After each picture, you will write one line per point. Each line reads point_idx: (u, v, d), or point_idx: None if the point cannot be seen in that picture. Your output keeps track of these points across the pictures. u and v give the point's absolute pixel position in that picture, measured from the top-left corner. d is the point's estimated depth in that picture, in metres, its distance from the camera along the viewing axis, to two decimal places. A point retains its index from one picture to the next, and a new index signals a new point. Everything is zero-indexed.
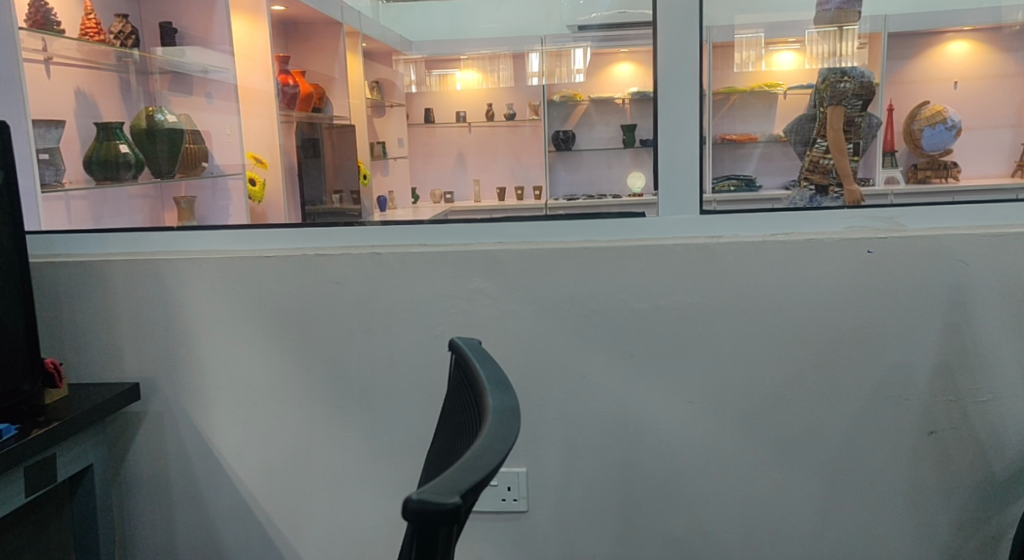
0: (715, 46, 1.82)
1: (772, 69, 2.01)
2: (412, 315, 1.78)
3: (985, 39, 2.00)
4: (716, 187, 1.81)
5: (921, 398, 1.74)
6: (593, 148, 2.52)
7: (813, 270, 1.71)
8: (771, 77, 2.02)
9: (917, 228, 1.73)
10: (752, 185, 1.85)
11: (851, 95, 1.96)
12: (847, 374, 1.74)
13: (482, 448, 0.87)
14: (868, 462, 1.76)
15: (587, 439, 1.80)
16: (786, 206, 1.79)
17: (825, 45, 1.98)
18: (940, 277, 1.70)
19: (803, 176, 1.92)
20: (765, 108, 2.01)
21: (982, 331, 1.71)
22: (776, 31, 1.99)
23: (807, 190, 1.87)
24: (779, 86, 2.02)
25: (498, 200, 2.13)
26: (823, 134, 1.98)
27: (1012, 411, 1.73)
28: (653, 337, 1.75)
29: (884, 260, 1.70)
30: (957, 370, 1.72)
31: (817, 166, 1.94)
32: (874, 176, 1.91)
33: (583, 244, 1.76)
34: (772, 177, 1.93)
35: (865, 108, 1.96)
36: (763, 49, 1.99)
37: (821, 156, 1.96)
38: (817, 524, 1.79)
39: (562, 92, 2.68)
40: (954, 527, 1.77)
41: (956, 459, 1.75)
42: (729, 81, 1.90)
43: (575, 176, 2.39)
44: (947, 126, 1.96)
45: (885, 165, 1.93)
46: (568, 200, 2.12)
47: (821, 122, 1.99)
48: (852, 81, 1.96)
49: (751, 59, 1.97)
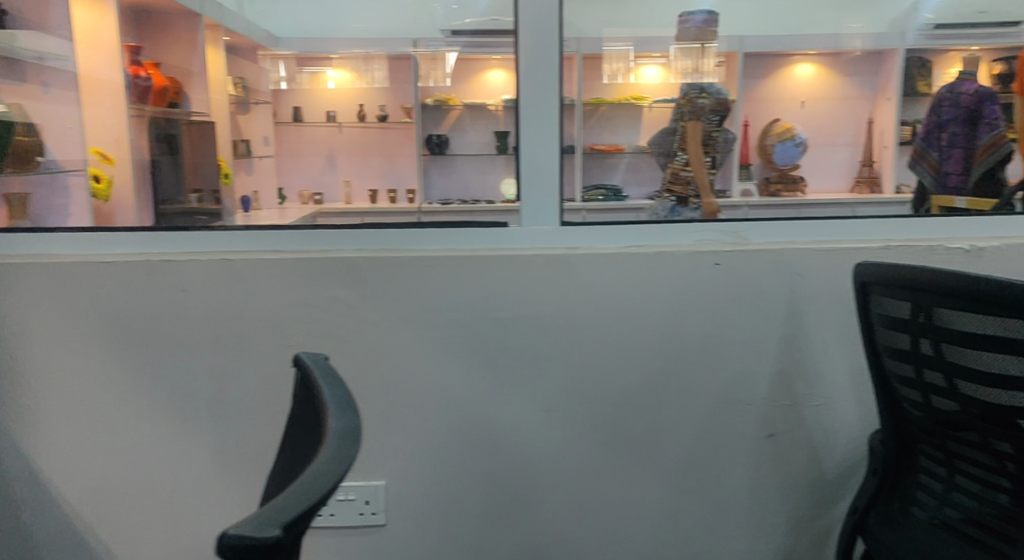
0: (586, 55, 1.98)
1: (639, 82, 2.25)
2: (264, 324, 1.72)
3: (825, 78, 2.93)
4: (586, 196, 1.86)
5: (761, 404, 1.82)
6: (468, 152, 2.46)
7: (663, 282, 1.77)
8: (638, 88, 2.26)
9: (761, 243, 1.81)
10: (620, 195, 1.97)
11: (709, 111, 2.08)
12: (695, 381, 1.80)
13: (315, 474, 0.86)
14: (713, 466, 1.84)
15: (445, 449, 1.79)
16: (649, 218, 1.85)
17: (688, 61, 2.17)
18: (780, 289, 1.78)
19: (665, 189, 2.00)
20: (632, 120, 2.29)
21: (816, 338, 1.81)
22: (644, 46, 2.27)
23: (668, 201, 1.95)
24: (645, 97, 2.25)
25: (370, 202, 2.14)
26: (683, 148, 2.05)
27: (843, 413, 1.83)
28: (510, 346, 1.76)
29: (730, 273, 1.77)
30: (794, 376, 1.81)
31: (677, 178, 2.00)
32: (731, 187, 2.04)
33: (442, 252, 1.75)
34: (640, 188, 2.05)
35: (721, 123, 2.10)
36: (631, 61, 2.27)
37: (681, 168, 2.02)
38: (666, 528, 1.85)
39: (437, 94, 2.62)
40: (790, 525, 1.87)
41: (792, 460, 1.84)
42: (598, 91, 2.13)
43: (448, 180, 2.41)
44: (797, 143, 2.68)
45: (742, 177, 2.14)
46: (441, 205, 2.12)
47: (681, 136, 2.07)
48: (710, 97, 2.09)
49: (620, 71, 2.22)
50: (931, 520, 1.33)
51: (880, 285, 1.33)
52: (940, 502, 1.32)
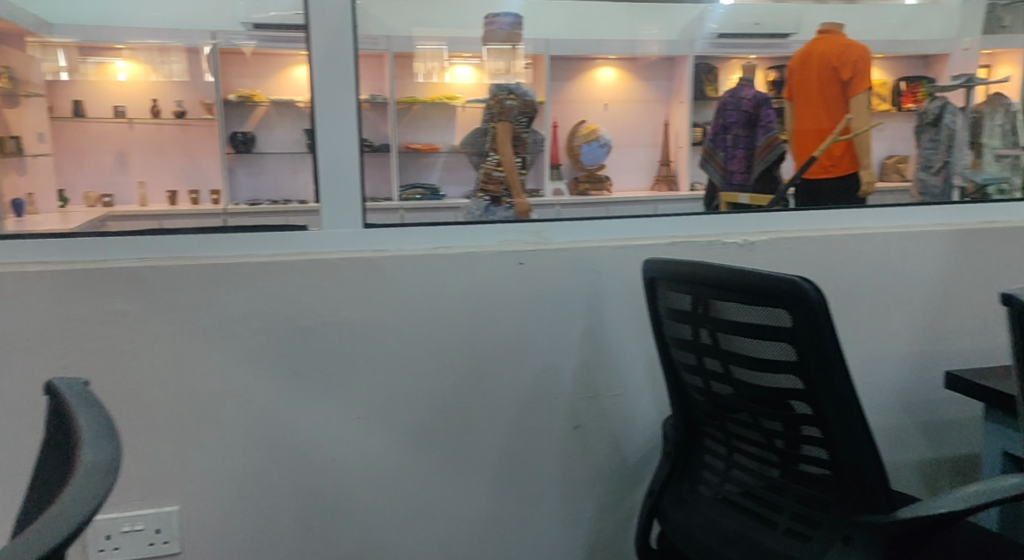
0: (397, 56, 2.20)
1: (453, 82, 2.47)
2: (36, 342, 1.58)
3: (625, 78, 3.10)
4: (404, 196, 1.94)
5: (566, 398, 1.86)
6: (278, 151, 2.35)
7: (468, 283, 1.77)
8: (453, 89, 2.46)
9: (561, 241, 1.85)
10: (437, 194, 2.04)
11: (518, 111, 2.24)
12: (502, 379, 1.82)
13: (55, 516, 0.78)
14: (523, 462, 1.86)
15: (247, 465, 1.71)
16: (465, 218, 1.88)
17: (498, 64, 2.46)
18: (580, 285, 1.83)
19: (479, 189, 2.05)
20: (446, 120, 2.42)
21: (615, 332, 1.87)
22: (456, 47, 2.52)
23: (482, 201, 2.00)
24: (459, 97, 2.44)
25: (170, 206, 2.07)
26: (496, 148, 2.16)
27: (642, 402, 1.91)
28: (313, 354, 1.71)
29: (533, 271, 1.80)
30: (596, 368, 1.87)
31: (490, 178, 2.07)
32: (544, 188, 2.15)
33: (237, 259, 1.67)
34: (456, 187, 2.11)
35: (529, 125, 2.25)
36: (445, 61, 2.51)
37: (494, 168, 2.11)
38: (478, 527, 1.86)
39: (240, 92, 2.69)
40: (597, 514, 1.93)
41: (597, 450, 1.90)
42: (411, 92, 2.32)
43: (258, 181, 2.26)
44: (601, 144, 2.81)
45: (552, 178, 2.24)
46: (250, 207, 2.03)
47: (493, 137, 2.18)
48: (518, 99, 2.25)
49: (435, 70, 2.49)
50: (715, 496, 1.42)
51: (665, 279, 1.40)
52: (722, 479, 1.42)
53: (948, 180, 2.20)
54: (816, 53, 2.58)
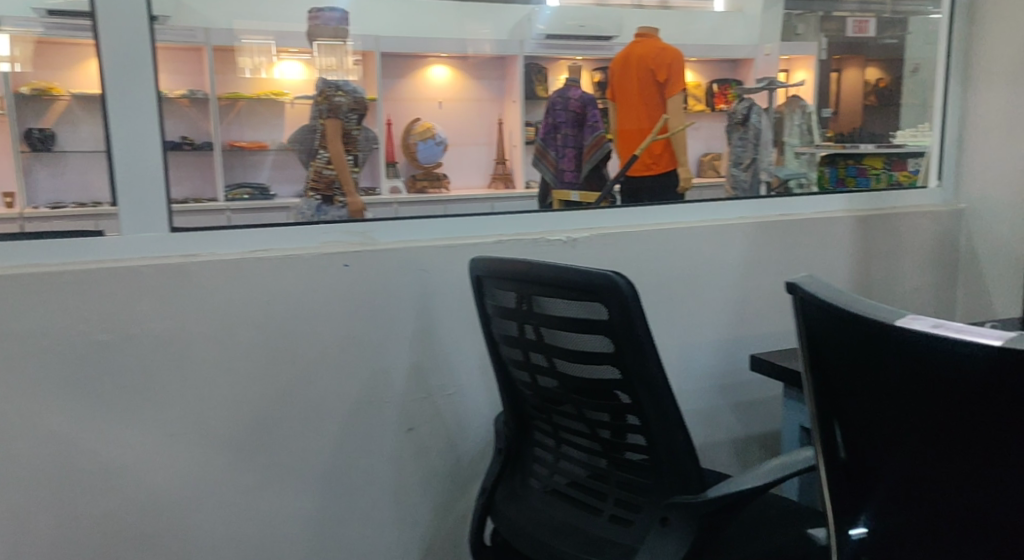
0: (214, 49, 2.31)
1: (277, 78, 2.48)
2: None
3: (457, 75, 3.12)
4: (230, 197, 1.92)
5: (398, 401, 1.80)
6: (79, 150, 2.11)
7: (288, 286, 1.69)
8: (277, 85, 2.47)
9: (387, 241, 1.81)
10: (266, 194, 2.01)
11: (347, 109, 2.12)
12: (328, 385, 1.74)
13: None
14: (355, 471, 1.78)
15: (41, 496, 1.56)
16: (296, 219, 1.81)
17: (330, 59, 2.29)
18: (406, 285, 1.79)
19: (309, 189, 1.98)
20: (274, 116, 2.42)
21: (445, 331, 1.83)
22: (283, 42, 2.54)
23: (313, 200, 1.93)
24: (286, 93, 2.46)
25: None
26: (325, 146, 2.06)
27: (476, 400, 1.88)
28: (115, 370, 1.58)
29: (358, 273, 1.74)
30: (427, 369, 1.82)
31: (320, 178, 2.00)
32: (381, 185, 2.18)
33: (23, 270, 1.52)
34: (288, 188, 2.05)
35: (360, 121, 2.14)
36: (272, 56, 2.52)
37: (324, 167, 2.03)
38: (309, 543, 1.76)
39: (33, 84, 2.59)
40: (435, 518, 1.87)
41: (432, 451, 1.85)
42: (232, 87, 2.39)
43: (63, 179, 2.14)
44: (436, 142, 2.82)
45: (389, 175, 2.30)
46: (52, 208, 1.92)
47: (323, 135, 2.07)
48: (346, 96, 2.14)
49: (261, 66, 2.51)
50: (545, 488, 1.47)
51: (491, 278, 1.42)
52: (551, 471, 1.46)
53: (757, 175, 2.37)
54: (635, 56, 2.72)
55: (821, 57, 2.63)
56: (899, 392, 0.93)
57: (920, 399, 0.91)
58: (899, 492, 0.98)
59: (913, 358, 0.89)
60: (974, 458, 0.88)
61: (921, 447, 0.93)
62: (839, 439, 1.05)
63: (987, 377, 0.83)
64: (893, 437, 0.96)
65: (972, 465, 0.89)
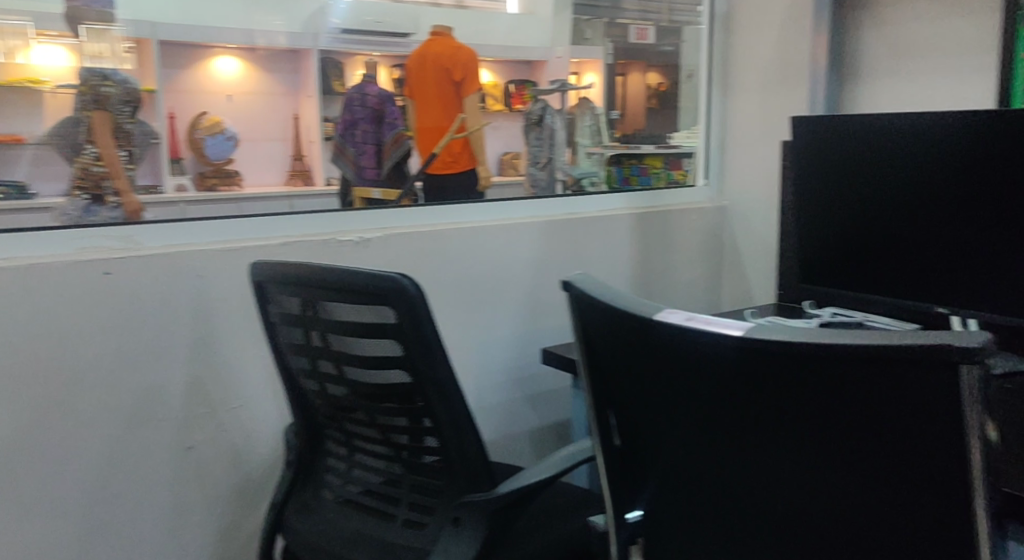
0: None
1: (31, 64, 2.06)
2: None
3: (248, 61, 2.92)
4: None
5: (174, 419, 1.67)
6: None
7: (37, 299, 1.51)
8: (31, 71, 2.07)
9: (154, 246, 1.67)
10: (27, 192, 1.81)
11: (117, 99, 1.90)
12: (91, 407, 1.58)
13: None
14: (125, 498, 1.63)
15: None
16: (60, 220, 1.66)
17: (94, 43, 1.94)
18: (180, 293, 1.66)
19: (75, 187, 1.81)
20: (31, 107, 2.06)
21: (226, 341, 1.73)
22: (40, 21, 2.12)
23: (79, 199, 1.78)
24: (43, 82, 2.04)
25: None
26: (91, 140, 1.86)
27: (261, 413, 1.78)
28: None
29: (121, 282, 1.60)
30: (206, 382, 1.71)
31: (87, 174, 1.82)
32: (164, 183, 2.02)
33: None
34: (49, 184, 1.84)
35: (133, 114, 1.94)
36: (26, 37, 2.11)
37: (92, 163, 1.84)
38: None
39: None
40: (219, 540, 1.75)
41: (214, 470, 1.73)
42: None
43: None
44: (227, 137, 2.65)
45: (174, 171, 2.16)
46: None
47: (88, 128, 1.86)
48: (115, 85, 1.91)
49: (11, 48, 2.10)
50: (338, 499, 1.41)
51: (273, 282, 1.33)
52: (345, 480, 1.41)
53: (553, 174, 2.45)
54: (431, 53, 2.73)
55: (607, 61, 2.65)
56: (659, 384, 1.00)
57: (676, 390, 0.98)
58: (664, 474, 1.07)
59: (679, 348, 0.94)
60: (732, 437, 0.95)
61: (679, 433, 1.01)
62: (614, 426, 1.13)
63: (729, 367, 0.91)
64: (656, 425, 1.04)
65: (722, 446, 0.97)
